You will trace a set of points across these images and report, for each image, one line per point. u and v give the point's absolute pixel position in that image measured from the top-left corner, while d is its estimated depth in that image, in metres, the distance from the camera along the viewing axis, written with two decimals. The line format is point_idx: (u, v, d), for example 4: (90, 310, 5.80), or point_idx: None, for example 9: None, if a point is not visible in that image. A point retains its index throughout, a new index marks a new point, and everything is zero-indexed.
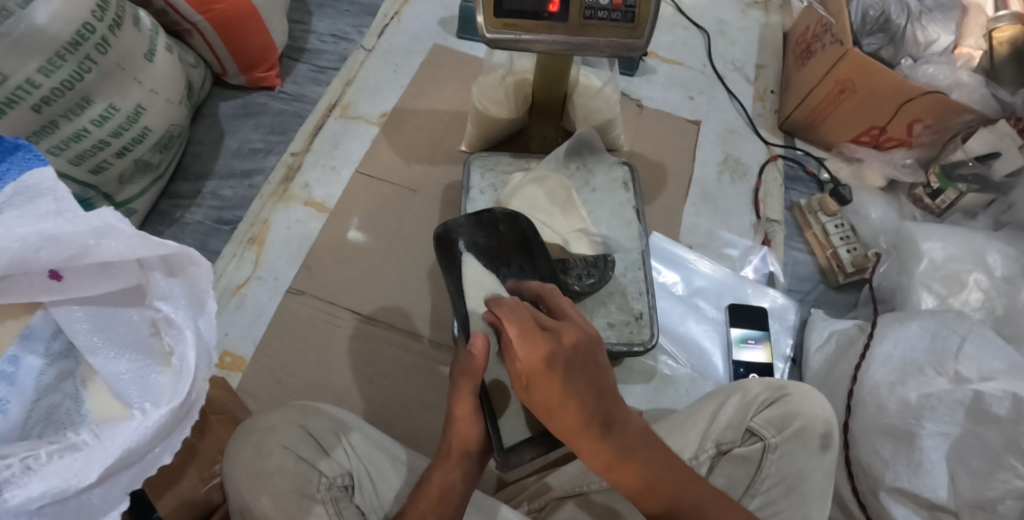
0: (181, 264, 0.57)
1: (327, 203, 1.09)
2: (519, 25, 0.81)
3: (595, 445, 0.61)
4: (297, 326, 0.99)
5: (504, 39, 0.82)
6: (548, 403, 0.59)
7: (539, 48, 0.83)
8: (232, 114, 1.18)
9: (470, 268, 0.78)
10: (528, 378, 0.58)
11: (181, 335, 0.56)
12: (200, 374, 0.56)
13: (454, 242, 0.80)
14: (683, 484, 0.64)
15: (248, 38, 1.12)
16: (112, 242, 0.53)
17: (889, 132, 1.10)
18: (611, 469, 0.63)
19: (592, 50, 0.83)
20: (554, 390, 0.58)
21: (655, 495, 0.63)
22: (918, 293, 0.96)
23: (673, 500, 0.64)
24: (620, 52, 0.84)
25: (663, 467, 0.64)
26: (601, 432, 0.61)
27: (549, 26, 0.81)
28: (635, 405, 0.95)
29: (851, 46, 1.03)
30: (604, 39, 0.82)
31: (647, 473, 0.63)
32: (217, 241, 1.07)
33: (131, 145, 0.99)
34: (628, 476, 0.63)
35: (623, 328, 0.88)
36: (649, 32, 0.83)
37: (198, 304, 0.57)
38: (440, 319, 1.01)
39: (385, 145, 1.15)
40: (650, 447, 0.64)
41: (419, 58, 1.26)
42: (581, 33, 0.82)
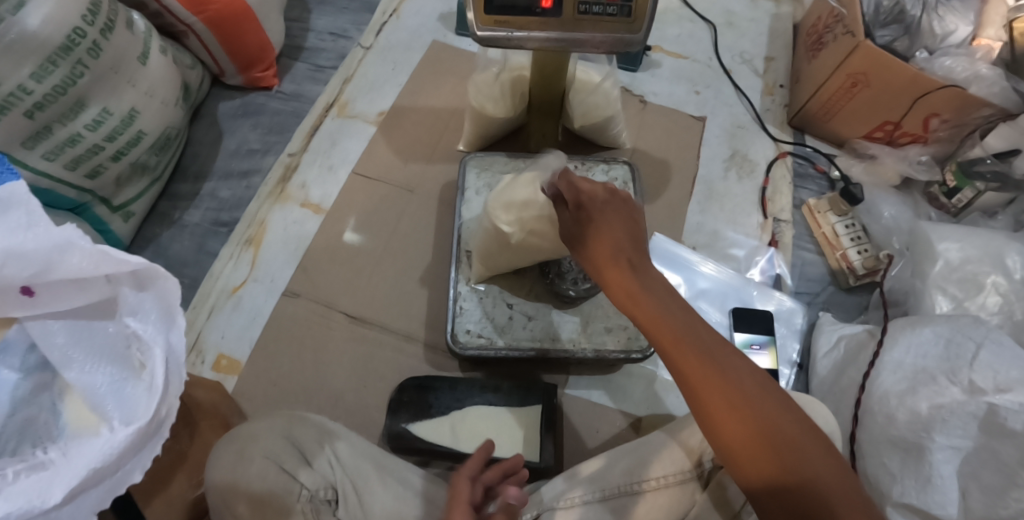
0: (151, 278, 0.51)
1: (323, 204, 1.08)
2: (511, 21, 0.79)
3: (686, 361, 0.56)
4: (292, 329, 0.98)
5: (496, 36, 0.79)
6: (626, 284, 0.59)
7: (532, 45, 0.80)
8: (230, 114, 1.18)
9: (425, 429, 0.87)
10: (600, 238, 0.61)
11: (150, 352, 0.51)
12: (172, 389, 0.51)
13: (400, 433, 0.87)
14: (804, 450, 0.54)
15: (245, 37, 1.12)
16: (74, 258, 0.48)
17: (904, 128, 1.06)
18: (712, 410, 0.55)
19: (588, 46, 0.81)
20: (630, 265, 0.59)
21: (767, 464, 0.54)
22: (930, 295, 0.93)
23: (789, 473, 0.53)
24: (617, 48, 0.81)
25: (778, 422, 0.55)
26: (691, 343, 0.57)
27: (542, 21, 0.78)
28: (635, 411, 0.93)
29: (863, 37, 0.98)
30: (600, 34, 0.80)
31: (759, 426, 0.54)
32: (215, 242, 1.06)
33: (126, 149, 0.98)
34: (730, 418, 0.55)
35: (621, 335, 0.85)
36: (648, 26, 0.79)
37: (169, 318, 0.51)
38: (436, 322, 0.98)
39: (383, 143, 1.13)
40: (761, 387, 0.56)
41: (418, 54, 1.24)
42: (577, 29, 0.79)
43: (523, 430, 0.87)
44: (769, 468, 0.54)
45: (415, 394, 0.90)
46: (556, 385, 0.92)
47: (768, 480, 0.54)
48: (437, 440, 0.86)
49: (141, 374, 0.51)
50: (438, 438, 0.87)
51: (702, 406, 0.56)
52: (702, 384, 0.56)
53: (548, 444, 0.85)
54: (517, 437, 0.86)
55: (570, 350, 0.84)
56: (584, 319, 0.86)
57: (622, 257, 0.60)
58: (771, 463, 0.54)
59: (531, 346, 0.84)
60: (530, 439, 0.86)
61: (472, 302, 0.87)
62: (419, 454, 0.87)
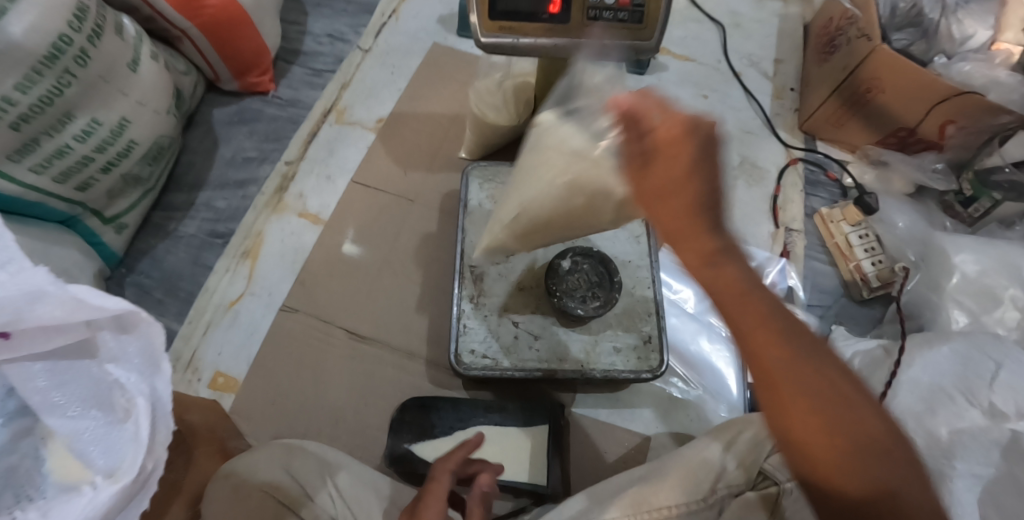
0: (132, 322, 0.48)
1: (321, 215, 1.05)
2: (516, 27, 0.76)
3: (750, 323, 0.51)
4: (290, 345, 0.95)
5: (501, 43, 0.76)
6: (703, 250, 0.50)
7: (538, 52, 0.77)
8: (226, 121, 1.15)
9: (427, 450, 0.85)
10: (676, 192, 0.49)
11: (134, 402, 0.49)
12: (158, 440, 0.49)
13: (402, 454, 0.85)
14: (884, 450, 0.49)
15: (240, 43, 1.09)
16: (48, 308, 0.44)
17: (919, 134, 1.02)
18: (788, 401, 0.50)
19: (596, 54, 0.77)
20: (711, 229, 0.50)
21: (846, 467, 0.49)
22: (946, 309, 0.91)
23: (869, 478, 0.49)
24: (627, 56, 0.78)
25: (858, 417, 0.50)
26: (771, 321, 0.51)
27: (548, 28, 0.75)
28: (642, 430, 0.90)
29: (880, 42, 0.96)
30: (606, 42, 0.76)
31: (822, 407, 0.50)
32: (210, 254, 1.03)
33: (116, 160, 0.95)
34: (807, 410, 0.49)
35: (630, 354, 0.83)
36: (659, 33, 0.76)
37: (153, 363, 0.49)
38: (438, 338, 0.95)
39: (383, 151, 1.10)
40: (841, 378, 0.51)
41: (418, 58, 1.20)
42: (585, 35, 0.76)
43: (528, 451, 0.85)
44: (846, 469, 0.49)
45: (417, 413, 0.88)
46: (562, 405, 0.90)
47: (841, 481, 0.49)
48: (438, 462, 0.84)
49: (125, 420, 0.49)
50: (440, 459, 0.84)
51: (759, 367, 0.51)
52: (779, 369, 0.50)
53: (554, 466, 0.83)
54: (521, 460, 0.84)
55: (578, 371, 0.82)
56: (592, 338, 0.83)
57: (701, 220, 0.49)
58: (848, 461, 0.49)
59: (537, 367, 0.81)
60: (535, 460, 0.84)
61: (476, 320, 0.84)
62: (420, 476, 0.84)
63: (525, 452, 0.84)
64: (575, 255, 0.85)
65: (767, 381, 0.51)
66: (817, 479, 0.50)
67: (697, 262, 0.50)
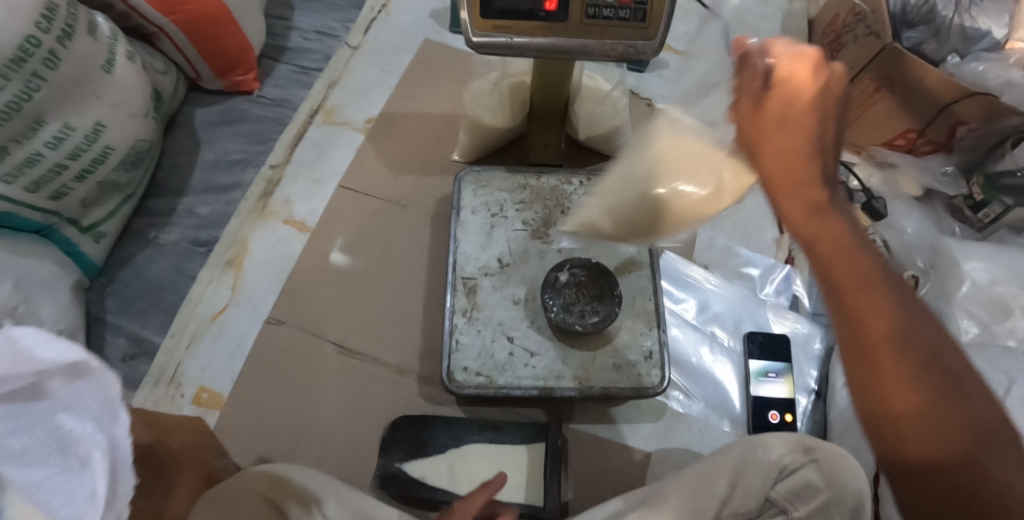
0: (85, 369, 0.51)
1: (307, 222, 1.00)
2: (511, 26, 0.71)
3: (848, 281, 0.48)
4: (277, 359, 0.91)
5: (496, 42, 0.71)
6: (808, 196, 0.49)
7: (534, 53, 0.73)
8: (209, 122, 1.10)
9: (420, 470, 0.82)
10: (789, 135, 0.49)
11: (93, 453, 0.49)
12: (120, 491, 0.49)
13: (395, 473, 0.82)
14: (984, 432, 0.46)
15: (222, 40, 1.04)
16: (22, 345, 0.50)
17: (927, 136, 0.99)
18: (881, 364, 0.48)
19: (596, 54, 0.73)
20: (820, 178, 0.49)
21: (927, 438, 0.47)
22: (954, 317, 0.88)
23: (961, 457, 0.46)
24: (628, 57, 0.73)
25: (959, 393, 0.47)
26: (875, 281, 0.48)
27: (546, 26, 0.71)
28: (643, 446, 0.88)
29: (890, 40, 0.92)
30: (609, 40, 0.72)
31: (921, 374, 0.47)
32: (193, 264, 0.99)
33: (91, 167, 0.90)
34: (904, 378, 0.47)
35: (630, 371, 0.80)
36: (663, 34, 0.72)
37: (112, 412, 0.51)
38: (431, 351, 0.92)
39: (373, 153, 1.06)
40: (945, 350, 0.48)
41: (409, 55, 1.16)
42: (584, 35, 0.72)
43: (524, 471, 0.82)
44: (938, 441, 0.46)
45: (409, 430, 0.85)
46: (559, 421, 0.87)
47: (931, 456, 0.47)
48: (432, 482, 0.81)
49: (82, 470, 0.49)
50: (433, 479, 0.81)
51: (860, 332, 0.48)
52: (879, 331, 0.48)
53: (554, 484, 0.80)
54: (518, 479, 0.82)
55: (576, 389, 0.78)
56: (590, 354, 0.80)
57: (810, 168, 0.49)
58: (942, 437, 0.46)
59: (534, 385, 0.78)
60: (532, 479, 0.82)
61: (470, 336, 0.81)
62: (412, 497, 0.81)
63: (522, 471, 0.82)
64: (573, 268, 0.81)
65: (861, 343, 0.48)
66: (904, 452, 0.48)
67: (801, 212, 0.50)
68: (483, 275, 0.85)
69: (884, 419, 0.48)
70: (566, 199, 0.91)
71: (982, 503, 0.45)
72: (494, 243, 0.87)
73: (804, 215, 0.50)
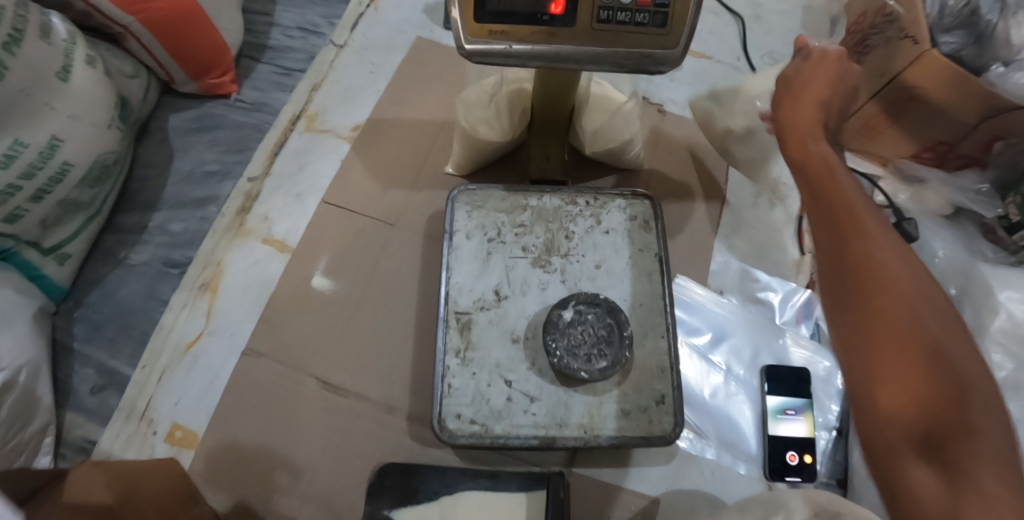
0: None
1: (288, 241, 0.93)
2: (509, 31, 0.62)
3: (848, 227, 0.60)
4: (254, 395, 0.84)
5: (491, 51, 0.62)
6: (816, 151, 0.65)
7: (537, 62, 0.63)
8: (184, 129, 1.02)
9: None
10: (809, 100, 0.67)
11: None
12: None
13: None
14: (960, 384, 0.51)
15: (195, 40, 0.95)
16: None
17: (959, 149, 0.92)
18: (871, 300, 0.56)
19: (608, 63, 0.63)
20: (823, 143, 0.66)
21: (905, 377, 0.52)
22: (985, 352, 0.81)
23: (943, 390, 0.51)
24: (645, 66, 0.64)
25: (942, 345, 0.53)
26: (875, 238, 0.59)
27: (550, 32, 0.62)
28: (650, 492, 0.81)
29: (929, 46, 0.82)
30: (623, 49, 0.63)
31: (906, 317, 0.55)
32: (166, 287, 0.92)
33: (49, 186, 0.81)
34: (886, 314, 0.55)
35: (640, 417, 0.73)
36: (686, 40, 0.62)
37: None
38: (422, 387, 0.85)
39: (358, 164, 0.98)
40: (930, 313, 0.55)
41: (400, 54, 1.07)
42: (595, 42, 0.62)
43: None
44: (910, 373, 0.52)
45: (398, 478, 0.78)
46: (558, 470, 0.80)
47: (903, 386, 0.52)
48: None
49: None
50: None
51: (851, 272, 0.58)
52: (869, 273, 0.57)
53: None
54: None
55: (580, 439, 0.72)
56: (596, 399, 0.73)
57: (814, 132, 0.66)
58: (915, 371, 0.52)
59: (534, 434, 0.72)
60: None
61: (464, 379, 0.74)
62: None
63: None
64: (579, 304, 0.75)
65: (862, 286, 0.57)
66: (881, 384, 0.53)
67: (807, 164, 0.65)
68: (478, 309, 0.77)
69: (865, 350, 0.55)
70: (570, 222, 0.83)
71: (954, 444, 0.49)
72: (490, 273, 0.79)
73: (814, 168, 0.64)
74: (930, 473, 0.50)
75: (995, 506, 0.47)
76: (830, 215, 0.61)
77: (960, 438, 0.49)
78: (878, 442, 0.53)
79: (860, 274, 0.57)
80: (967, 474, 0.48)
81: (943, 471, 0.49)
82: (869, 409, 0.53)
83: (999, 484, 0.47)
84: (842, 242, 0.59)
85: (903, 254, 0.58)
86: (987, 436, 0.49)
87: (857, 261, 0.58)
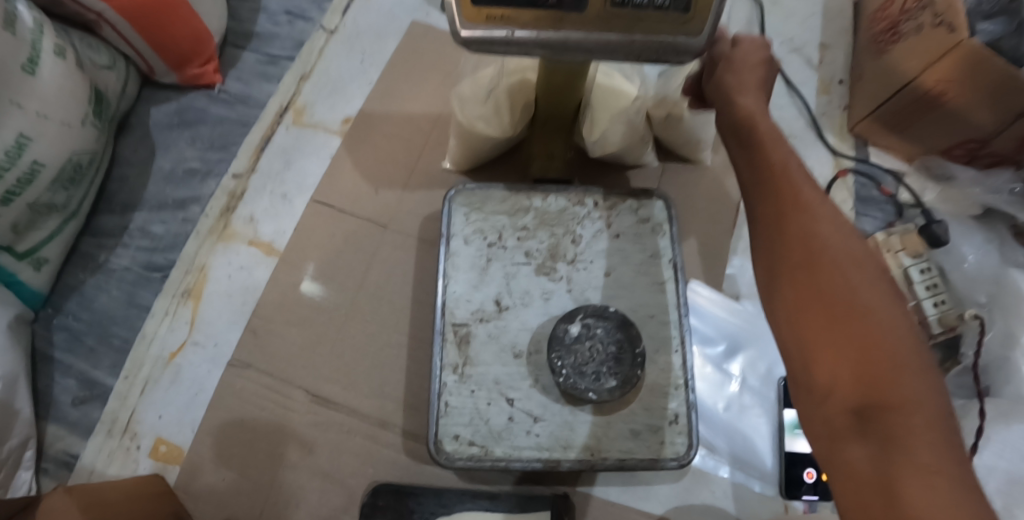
0: None
1: (276, 244, 0.88)
2: (510, 16, 0.53)
3: (780, 192, 0.49)
4: (242, 410, 0.80)
5: (490, 38, 0.54)
6: (752, 112, 0.55)
7: (541, 52, 0.55)
8: (165, 124, 0.96)
9: None
10: (745, 66, 0.58)
11: None
12: None
13: None
14: (899, 378, 0.40)
15: (174, 28, 0.88)
16: None
17: (994, 146, 0.85)
18: (804, 277, 0.45)
19: (622, 53, 0.55)
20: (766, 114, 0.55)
21: (834, 365, 0.42)
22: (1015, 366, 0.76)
23: (881, 377, 0.40)
24: (663, 56, 0.55)
25: (889, 335, 0.41)
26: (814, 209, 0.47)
27: (557, 17, 0.53)
28: (660, 512, 0.77)
29: (967, 35, 0.76)
30: (640, 37, 0.54)
31: (843, 301, 0.43)
32: (147, 293, 0.87)
33: (19, 188, 0.76)
34: (817, 284, 0.44)
35: (651, 439, 0.68)
36: (712, 26, 0.54)
37: None
38: (417, 403, 0.81)
39: (349, 162, 0.92)
40: (886, 304, 0.43)
41: (393, 41, 1.00)
42: (606, 29, 0.54)
43: None
44: (846, 347, 0.42)
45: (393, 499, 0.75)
46: (565, 492, 0.76)
47: (838, 363, 0.42)
48: None
49: None
50: None
51: (782, 248, 0.47)
52: (799, 247, 0.46)
53: None
54: None
55: (585, 463, 0.67)
56: (604, 420, 0.68)
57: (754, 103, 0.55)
58: (853, 343, 0.42)
59: (537, 458, 0.67)
60: None
61: (461, 397, 0.69)
62: None
63: None
64: (587, 318, 0.70)
65: (791, 260, 0.46)
66: (810, 377, 0.43)
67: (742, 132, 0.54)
68: (477, 321, 0.72)
69: (793, 328, 0.45)
70: (576, 225, 0.77)
71: (886, 440, 0.39)
72: (490, 282, 0.74)
73: (748, 128, 0.54)
74: (868, 458, 0.40)
75: (943, 494, 0.37)
76: (761, 173, 0.51)
77: (898, 420, 0.39)
78: (815, 418, 0.43)
79: (785, 242, 0.47)
80: (910, 454, 0.38)
81: (878, 446, 0.39)
82: (806, 387, 0.44)
83: (949, 468, 0.38)
84: (772, 203, 0.49)
85: (841, 215, 0.47)
86: (937, 413, 0.39)
87: (782, 226, 0.47)
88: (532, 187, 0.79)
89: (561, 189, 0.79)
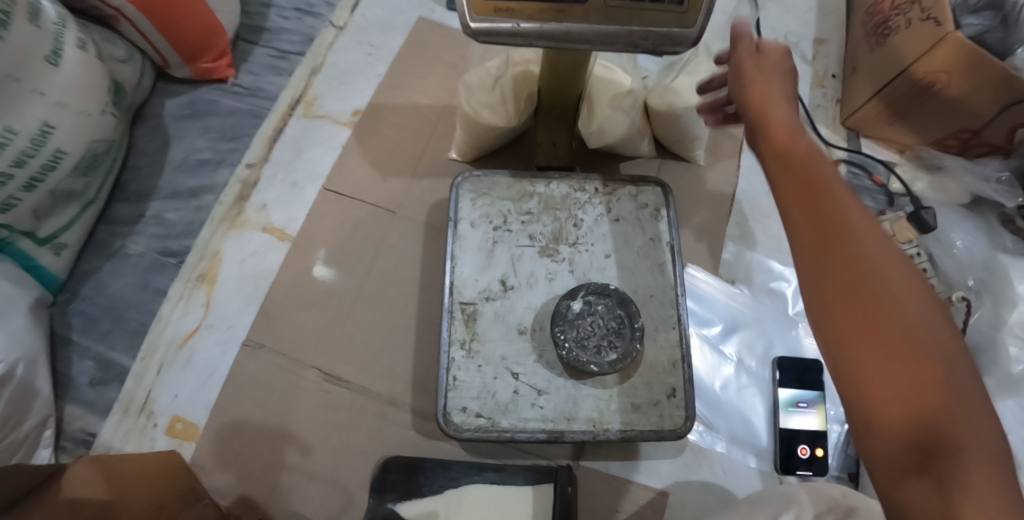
0: None
1: (288, 230, 0.91)
2: (516, 8, 0.56)
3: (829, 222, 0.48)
4: (255, 389, 0.83)
5: (496, 29, 0.57)
6: (785, 130, 0.54)
7: (545, 42, 0.58)
8: (178, 115, 0.99)
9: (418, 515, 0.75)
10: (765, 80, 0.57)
11: None
12: None
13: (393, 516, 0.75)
14: (954, 418, 0.41)
15: (188, 23, 0.92)
16: None
17: (984, 137, 0.88)
18: (859, 315, 0.45)
19: (621, 43, 0.58)
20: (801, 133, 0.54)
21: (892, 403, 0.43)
22: (1002, 345, 0.82)
23: (940, 419, 0.41)
24: (661, 46, 0.58)
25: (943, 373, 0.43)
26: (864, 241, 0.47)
27: (561, 9, 0.56)
28: (660, 485, 0.80)
29: (952, 28, 0.79)
30: (639, 28, 0.57)
31: (900, 339, 0.44)
32: (161, 278, 0.90)
33: (42, 174, 0.79)
34: (874, 321, 0.44)
35: (651, 412, 0.71)
36: (705, 18, 0.57)
37: None
38: (424, 382, 0.83)
39: (357, 151, 0.95)
40: (936, 340, 0.44)
41: (399, 35, 1.03)
42: (607, 20, 0.57)
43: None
44: (907, 387, 0.42)
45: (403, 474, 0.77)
46: (567, 464, 0.79)
47: (899, 404, 0.42)
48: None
49: None
50: None
51: (834, 281, 0.46)
52: (852, 283, 0.46)
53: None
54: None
55: (589, 433, 0.70)
56: (605, 393, 0.71)
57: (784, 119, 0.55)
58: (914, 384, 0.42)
59: (541, 428, 0.70)
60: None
61: (468, 372, 0.72)
62: None
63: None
64: (589, 295, 0.73)
65: (844, 293, 0.46)
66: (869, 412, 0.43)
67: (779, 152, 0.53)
68: (484, 300, 0.75)
69: (849, 370, 0.45)
70: (578, 210, 0.80)
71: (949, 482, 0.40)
72: (496, 264, 0.77)
73: (784, 147, 0.53)
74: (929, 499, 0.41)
75: None
76: (803, 198, 0.50)
77: (957, 462, 0.40)
78: (872, 455, 0.43)
79: (839, 275, 0.46)
80: (974, 500, 0.39)
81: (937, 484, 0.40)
82: (863, 422, 0.44)
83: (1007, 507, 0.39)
84: (819, 234, 0.48)
85: (890, 246, 0.47)
86: (991, 452, 0.41)
87: (833, 258, 0.47)
88: (538, 177, 0.82)
89: (563, 178, 0.82)
